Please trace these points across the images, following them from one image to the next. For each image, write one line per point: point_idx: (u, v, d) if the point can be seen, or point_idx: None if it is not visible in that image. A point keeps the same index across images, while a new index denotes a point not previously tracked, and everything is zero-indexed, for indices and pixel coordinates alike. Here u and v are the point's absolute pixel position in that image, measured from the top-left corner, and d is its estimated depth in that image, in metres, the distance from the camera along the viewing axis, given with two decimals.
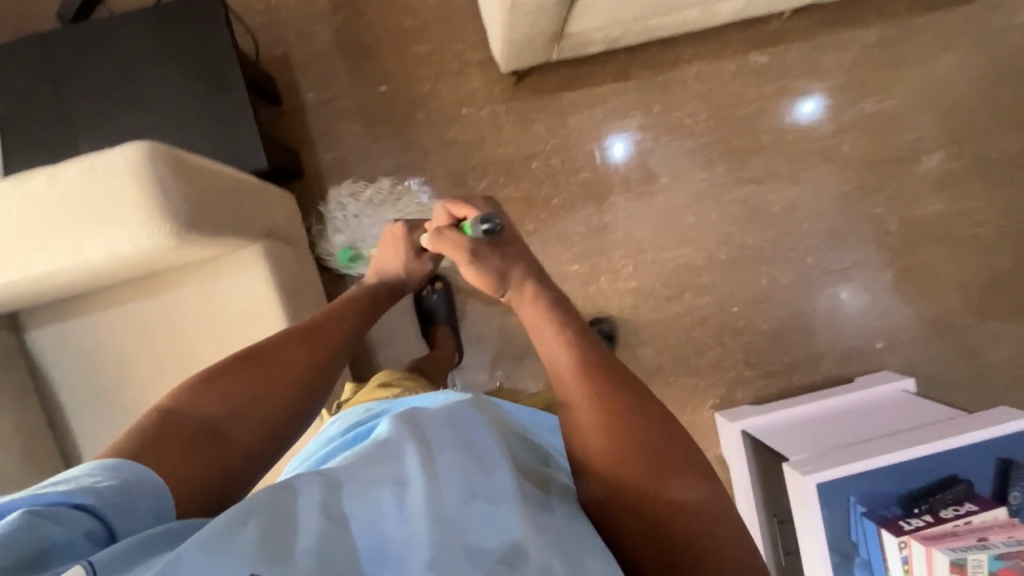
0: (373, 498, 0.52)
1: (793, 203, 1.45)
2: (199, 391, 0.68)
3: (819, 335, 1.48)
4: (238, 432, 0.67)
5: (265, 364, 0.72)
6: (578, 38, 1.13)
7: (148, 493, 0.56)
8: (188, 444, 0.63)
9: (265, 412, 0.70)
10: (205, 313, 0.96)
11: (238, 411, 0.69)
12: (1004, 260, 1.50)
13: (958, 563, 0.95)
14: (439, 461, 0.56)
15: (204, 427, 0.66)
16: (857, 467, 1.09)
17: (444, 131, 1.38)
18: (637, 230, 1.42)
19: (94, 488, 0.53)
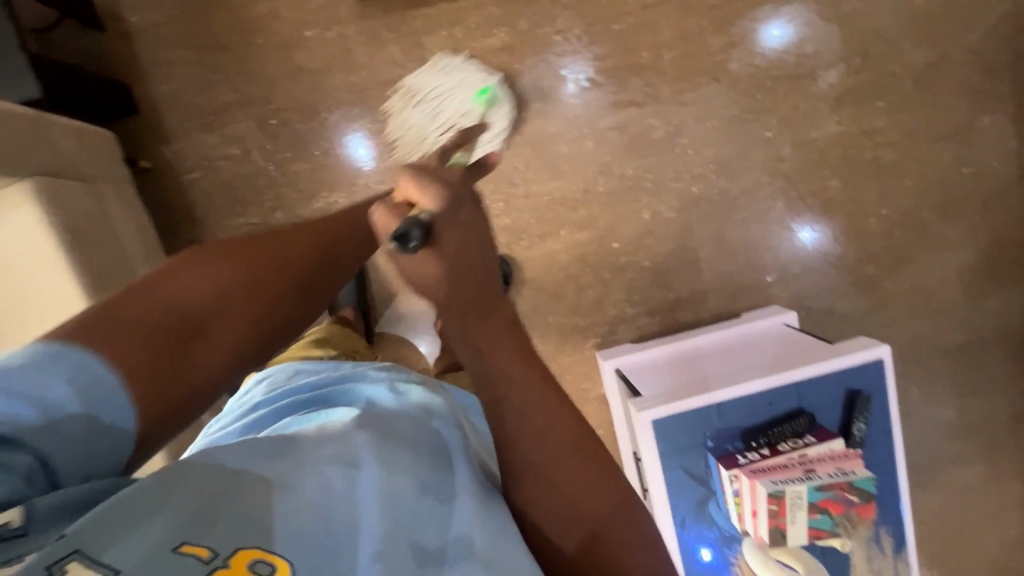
0: (316, 468, 0.48)
1: (675, 128, 1.35)
2: (192, 274, 0.57)
3: (705, 269, 1.42)
4: (213, 335, 0.56)
5: (272, 264, 0.61)
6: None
7: (103, 411, 0.47)
8: (153, 340, 0.52)
9: (256, 316, 0.59)
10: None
11: (215, 312, 0.57)
12: (907, 186, 1.41)
13: (774, 495, 0.96)
14: (394, 449, 0.53)
15: (175, 323, 0.54)
16: (698, 402, 1.04)
17: (290, 57, 1.27)
18: (506, 162, 1.33)
19: (49, 417, 0.45)
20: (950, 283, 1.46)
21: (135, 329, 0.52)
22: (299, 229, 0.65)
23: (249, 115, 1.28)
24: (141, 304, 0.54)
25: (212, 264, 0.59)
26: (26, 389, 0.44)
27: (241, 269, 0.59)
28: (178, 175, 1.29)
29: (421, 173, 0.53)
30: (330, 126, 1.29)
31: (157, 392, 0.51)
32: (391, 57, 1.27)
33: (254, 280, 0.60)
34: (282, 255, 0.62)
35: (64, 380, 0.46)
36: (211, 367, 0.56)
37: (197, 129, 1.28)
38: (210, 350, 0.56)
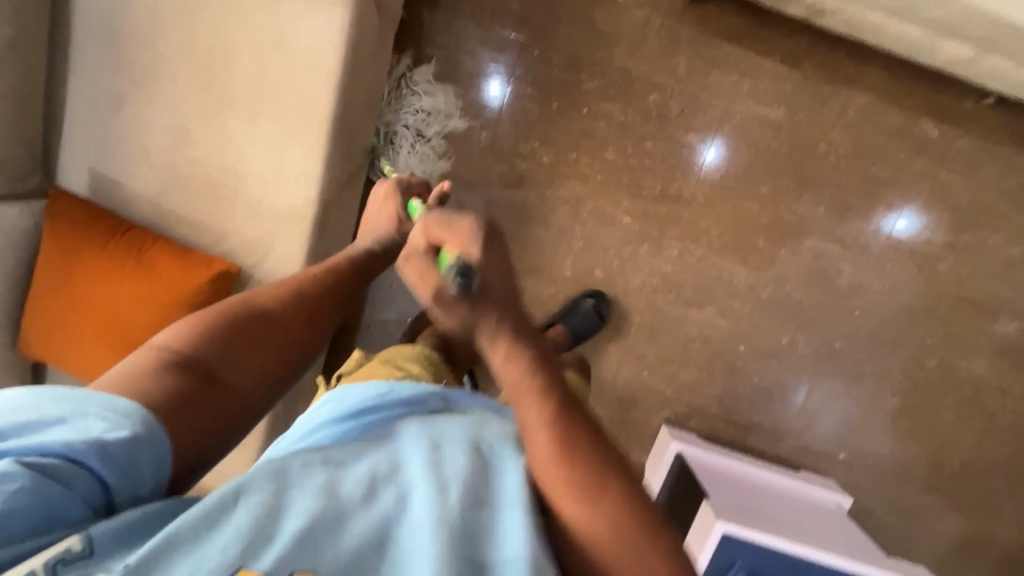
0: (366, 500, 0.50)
1: (859, 285, 1.35)
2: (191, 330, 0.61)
3: (797, 414, 1.43)
4: (229, 381, 0.59)
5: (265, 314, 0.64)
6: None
7: (150, 452, 0.51)
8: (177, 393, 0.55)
9: (270, 356, 0.63)
10: (255, 20, 0.83)
11: (226, 361, 0.59)
12: (1001, 453, 1.45)
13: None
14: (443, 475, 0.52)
15: (190, 375, 0.57)
16: (764, 541, 1.07)
17: (589, 8, 1.22)
18: (702, 220, 1.31)
19: (92, 446, 0.47)
20: (975, 553, 1.51)
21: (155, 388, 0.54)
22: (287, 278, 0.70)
23: (517, 33, 1.23)
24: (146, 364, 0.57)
25: (218, 319, 0.63)
26: (69, 428, 0.48)
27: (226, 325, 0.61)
28: (423, 45, 1.23)
29: (446, 216, 0.59)
30: (579, 89, 1.25)
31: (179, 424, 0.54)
32: (675, 69, 1.24)
33: (243, 337, 0.61)
34: (265, 318, 0.64)
35: (98, 415, 0.49)
36: (235, 400, 0.60)
37: (465, 16, 1.22)
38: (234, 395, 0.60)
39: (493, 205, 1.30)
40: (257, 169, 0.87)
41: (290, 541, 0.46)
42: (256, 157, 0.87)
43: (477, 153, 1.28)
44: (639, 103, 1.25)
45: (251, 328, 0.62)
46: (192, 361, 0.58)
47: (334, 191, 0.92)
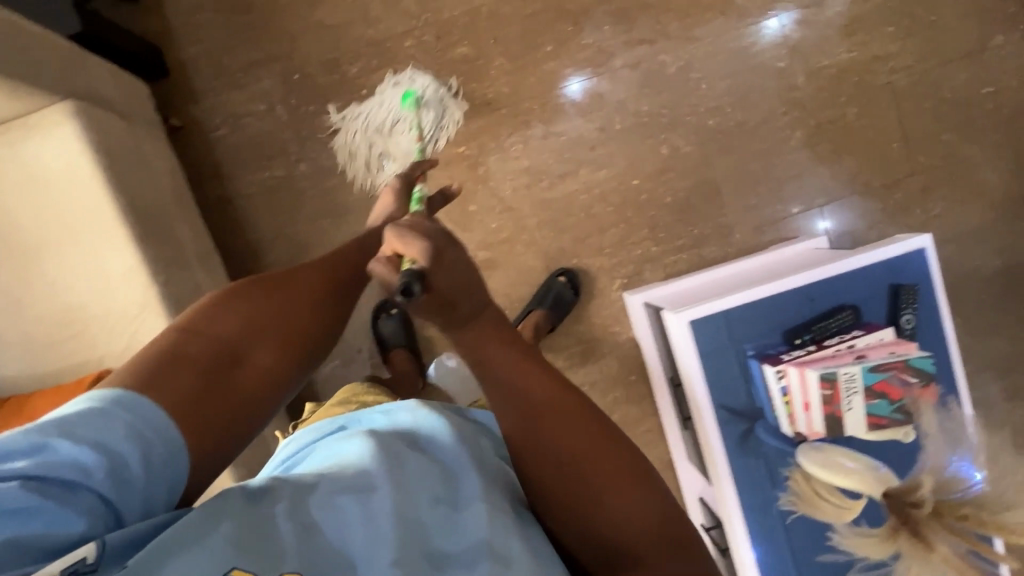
0: (334, 502, 0.52)
1: (687, 63, 1.36)
2: (217, 317, 0.61)
3: (728, 203, 1.40)
4: (252, 362, 0.61)
5: (281, 295, 0.65)
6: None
7: (163, 445, 0.51)
8: (195, 371, 0.57)
9: (280, 342, 0.63)
10: (9, 177, 0.91)
11: (248, 345, 0.61)
12: (927, 110, 1.40)
13: (827, 380, 0.89)
14: (408, 468, 0.56)
15: (215, 356, 0.59)
16: (732, 303, 1.00)
17: (310, 15, 1.31)
18: (521, 105, 1.35)
19: (114, 459, 0.47)
20: (983, 210, 1.43)
21: (170, 373, 0.55)
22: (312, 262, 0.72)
23: (273, 74, 1.32)
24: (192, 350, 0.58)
25: (244, 298, 0.63)
26: (95, 437, 0.48)
27: (239, 306, 0.63)
28: (208, 133, 1.33)
29: (406, 227, 0.54)
30: (349, 80, 1.33)
31: (212, 398, 0.56)
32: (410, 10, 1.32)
33: (262, 319, 0.63)
34: (268, 288, 0.66)
35: (125, 424, 0.49)
36: (261, 385, 0.62)
37: (225, 88, 1.32)
38: (257, 376, 0.61)
39: (350, 216, 1.35)
40: (91, 290, 0.94)
41: (279, 554, 0.47)
42: (79, 283, 0.93)
43: (309, 185, 1.35)
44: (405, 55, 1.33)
45: (263, 308, 0.64)
46: (218, 347, 0.59)
47: (166, 270, 0.98)
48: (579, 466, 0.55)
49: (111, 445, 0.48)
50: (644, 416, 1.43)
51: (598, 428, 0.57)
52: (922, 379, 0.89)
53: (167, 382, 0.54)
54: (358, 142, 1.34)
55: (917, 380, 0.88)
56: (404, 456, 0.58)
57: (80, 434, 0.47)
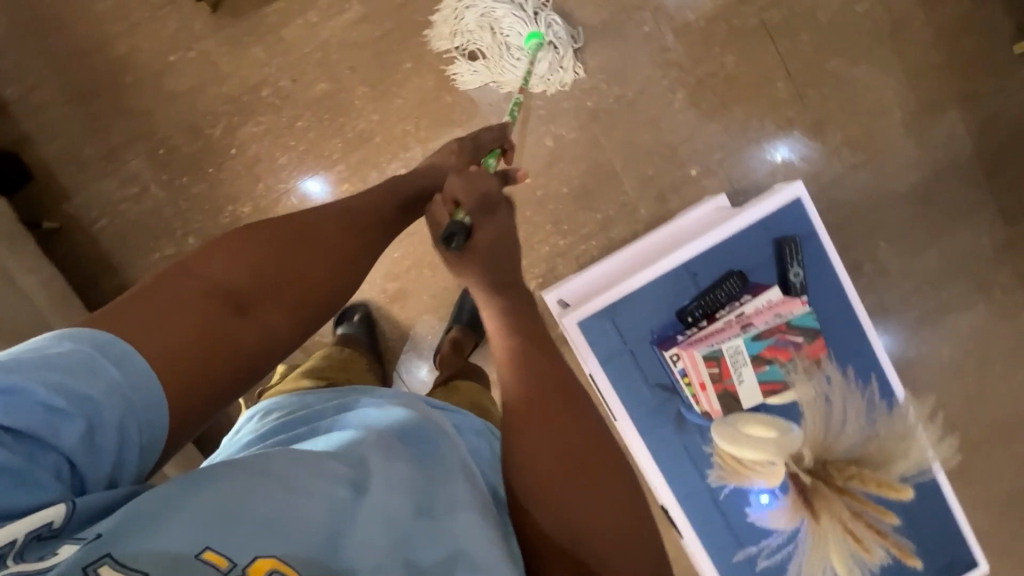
0: (325, 485, 0.50)
1: (551, 49, 1.33)
2: (220, 261, 0.67)
3: (626, 180, 1.37)
4: (256, 314, 0.67)
5: (296, 247, 0.73)
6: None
7: (145, 417, 0.52)
8: (201, 312, 0.61)
9: (286, 297, 0.70)
10: None
11: (256, 296, 0.68)
12: (805, 41, 1.36)
13: (712, 357, 0.92)
14: (394, 472, 0.55)
15: (216, 299, 0.64)
16: (618, 293, 0.98)
17: (160, 85, 1.28)
18: (395, 129, 1.32)
19: (95, 419, 0.47)
20: (885, 128, 1.39)
21: (175, 306, 0.60)
22: (327, 224, 0.78)
23: (138, 153, 1.29)
24: (185, 288, 0.62)
25: (244, 246, 0.70)
26: (76, 387, 0.47)
27: (253, 257, 0.69)
28: (88, 227, 1.30)
29: (468, 186, 0.72)
30: (216, 142, 1.30)
31: (213, 348, 0.61)
32: (259, 59, 1.28)
33: (271, 271, 0.70)
34: (298, 240, 0.73)
35: (105, 382, 0.49)
36: (260, 340, 0.67)
37: (93, 179, 1.29)
38: (258, 325, 0.67)
39: None
40: None
41: (264, 523, 0.44)
42: None
43: (201, 256, 1.32)
44: (266, 105, 1.30)
45: (275, 262, 0.71)
46: (228, 291, 0.66)
47: None
48: (557, 467, 0.57)
49: (86, 397, 0.47)
50: None
51: (593, 430, 0.60)
52: (804, 336, 0.93)
53: (172, 327, 0.58)
54: (239, 202, 1.31)
55: (798, 339, 0.93)
56: (397, 460, 0.57)
57: (60, 384, 0.46)
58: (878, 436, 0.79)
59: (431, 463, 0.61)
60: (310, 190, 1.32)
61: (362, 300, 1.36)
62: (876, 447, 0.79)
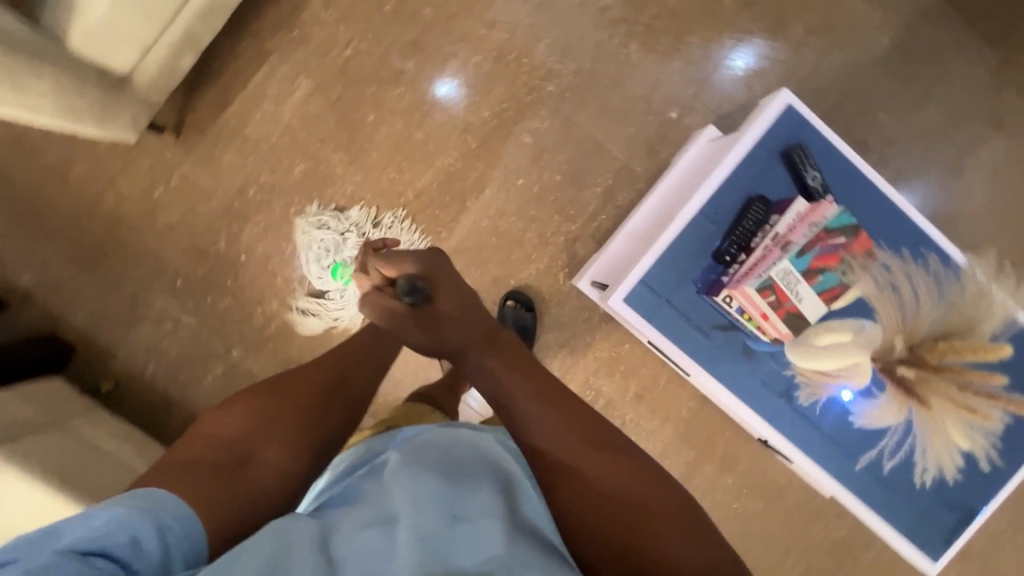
0: (359, 537, 0.58)
1: (498, 52, 1.33)
2: (222, 420, 0.71)
3: (613, 146, 1.37)
4: (255, 465, 0.68)
5: (301, 401, 0.76)
6: (166, 57, 1.06)
7: (187, 536, 0.57)
8: (216, 466, 0.65)
9: (290, 448, 0.71)
10: None
11: (255, 446, 0.70)
12: None
13: (765, 288, 0.92)
14: (421, 502, 0.62)
15: (226, 457, 0.67)
16: (651, 258, 0.99)
17: (156, 223, 1.32)
18: (381, 181, 1.34)
19: (160, 539, 0.54)
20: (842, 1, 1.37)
21: (199, 459, 0.65)
22: (327, 367, 0.83)
23: (159, 292, 1.33)
24: (198, 446, 0.68)
25: (243, 407, 0.73)
26: (132, 520, 0.53)
27: (257, 408, 0.73)
28: (140, 375, 1.35)
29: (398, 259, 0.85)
30: (225, 256, 1.33)
31: (232, 494, 0.63)
32: (235, 163, 1.31)
33: (270, 425, 0.72)
34: (282, 389, 0.76)
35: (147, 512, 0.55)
36: (275, 485, 0.68)
37: (129, 330, 1.34)
38: (260, 476, 0.67)
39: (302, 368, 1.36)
40: None
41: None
42: None
43: (251, 365, 1.36)
44: (256, 204, 1.33)
45: (273, 413, 0.73)
46: (232, 445, 0.69)
47: None
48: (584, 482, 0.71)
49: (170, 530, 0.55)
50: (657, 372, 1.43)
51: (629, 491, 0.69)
52: (845, 235, 0.92)
53: (199, 479, 0.63)
54: (266, 302, 1.34)
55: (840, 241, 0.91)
56: (415, 482, 0.65)
57: (120, 517, 0.52)
58: (950, 308, 0.93)
59: (449, 475, 0.68)
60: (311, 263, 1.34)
61: (410, 350, 1.39)
62: (953, 317, 0.93)
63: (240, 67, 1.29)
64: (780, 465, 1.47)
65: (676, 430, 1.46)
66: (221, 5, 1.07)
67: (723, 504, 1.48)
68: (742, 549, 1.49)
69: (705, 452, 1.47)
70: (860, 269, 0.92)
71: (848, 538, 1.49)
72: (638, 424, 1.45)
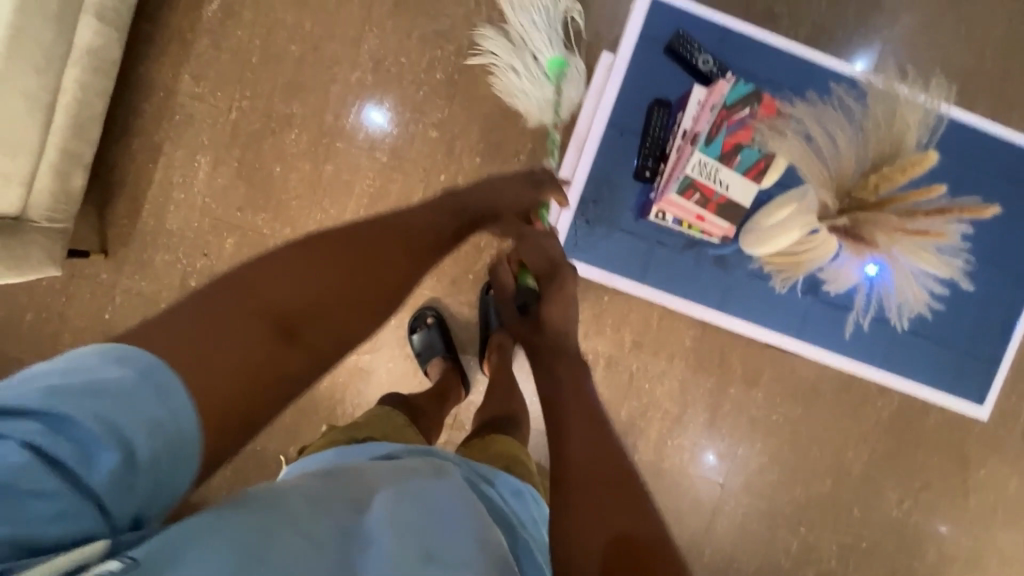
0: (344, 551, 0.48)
1: (375, 59, 1.31)
2: (269, 284, 0.65)
3: (520, 109, 1.32)
4: (305, 339, 0.65)
5: (347, 282, 0.72)
6: (53, 180, 1.06)
7: (178, 447, 0.48)
8: (241, 352, 0.58)
9: (346, 328, 0.71)
10: None
11: (308, 317, 0.67)
12: None
13: (687, 188, 0.90)
14: (405, 518, 0.53)
15: (271, 324, 0.62)
16: (573, 201, 0.99)
17: (117, 342, 1.32)
18: (310, 226, 1.32)
19: (146, 450, 0.45)
20: None
21: (215, 340, 0.56)
22: (366, 243, 0.78)
23: None
24: (232, 302, 0.61)
25: (316, 273, 0.70)
26: (117, 419, 0.43)
27: (319, 265, 0.71)
28: None
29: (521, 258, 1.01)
30: None
31: (247, 403, 0.57)
32: (167, 259, 1.31)
33: (326, 296, 0.69)
34: (352, 252, 0.75)
35: (146, 400, 0.46)
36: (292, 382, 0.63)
37: None
38: (309, 351, 0.65)
39: (303, 430, 1.35)
40: None
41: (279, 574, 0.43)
42: None
43: (255, 443, 1.36)
44: None
45: (327, 287, 0.70)
46: (279, 314, 0.64)
47: None
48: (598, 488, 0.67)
49: (119, 425, 0.43)
50: (644, 312, 1.38)
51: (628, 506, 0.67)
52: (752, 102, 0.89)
53: (221, 365, 0.55)
54: None
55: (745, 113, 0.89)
56: (406, 503, 0.56)
57: (107, 412, 0.43)
58: (870, 137, 0.91)
59: (453, 503, 0.59)
60: None
61: (397, 378, 1.37)
62: (876, 144, 0.90)
63: (138, 169, 1.30)
64: (804, 362, 1.40)
65: (687, 364, 1.40)
66: (85, 115, 1.07)
67: (762, 420, 1.41)
68: (799, 458, 1.42)
69: (724, 375, 1.40)
70: (775, 135, 0.89)
71: (903, 410, 1.41)
72: (647, 371, 1.40)
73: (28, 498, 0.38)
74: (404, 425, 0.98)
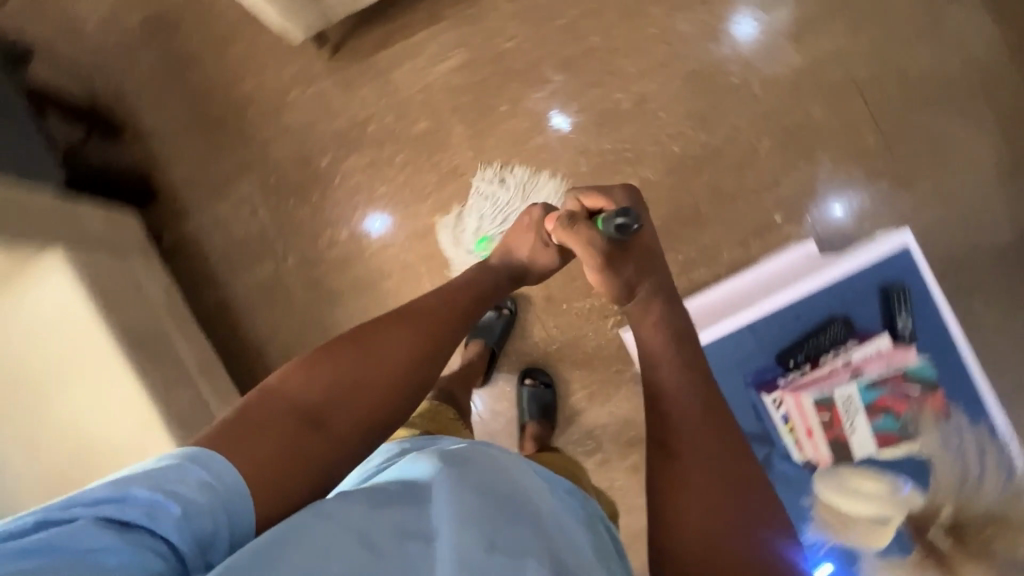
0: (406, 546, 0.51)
1: (642, 96, 1.39)
2: (291, 383, 0.69)
3: (709, 224, 1.38)
4: (332, 427, 0.66)
5: (372, 359, 0.73)
6: None
7: (229, 508, 0.54)
8: (282, 433, 0.63)
9: (377, 391, 0.71)
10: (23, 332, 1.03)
11: (328, 406, 0.68)
12: (895, 94, 1.37)
13: (823, 402, 1.01)
14: (465, 511, 0.54)
15: (296, 420, 0.65)
16: (716, 332, 1.03)
17: (280, 120, 1.40)
18: (486, 166, 1.39)
19: (199, 507, 0.52)
20: (980, 180, 1.37)
21: (260, 429, 0.62)
22: (387, 327, 0.78)
23: (251, 179, 1.41)
24: (261, 409, 0.65)
25: (330, 368, 0.70)
26: (174, 477, 0.52)
27: (333, 366, 0.71)
28: (200, 246, 1.41)
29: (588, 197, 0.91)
30: (322, 173, 1.40)
31: (285, 471, 0.60)
32: (369, 96, 1.40)
33: (344, 386, 0.70)
34: (361, 339, 0.75)
35: (195, 475, 0.54)
36: (333, 446, 0.65)
37: (210, 202, 1.41)
38: (337, 437, 0.66)
39: (342, 300, 1.40)
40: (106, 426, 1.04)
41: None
42: (85, 418, 1.02)
43: (301, 279, 1.41)
44: (369, 140, 1.40)
45: (346, 375, 0.71)
46: (303, 409, 0.66)
47: (164, 386, 1.08)
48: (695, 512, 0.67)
49: (180, 493, 0.52)
50: None
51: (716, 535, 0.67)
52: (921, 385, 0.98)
53: (258, 448, 0.60)
54: (337, 228, 1.40)
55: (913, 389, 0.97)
56: (466, 496, 0.57)
57: (172, 480, 0.52)
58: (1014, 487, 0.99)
59: (512, 495, 0.59)
60: (370, 225, 1.40)
61: None
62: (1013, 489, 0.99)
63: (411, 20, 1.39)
64: None
65: None
66: None
67: None
68: None
69: None
70: (922, 422, 0.99)
71: None
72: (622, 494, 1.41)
73: (98, 550, 0.45)
74: (453, 420, 1.05)
